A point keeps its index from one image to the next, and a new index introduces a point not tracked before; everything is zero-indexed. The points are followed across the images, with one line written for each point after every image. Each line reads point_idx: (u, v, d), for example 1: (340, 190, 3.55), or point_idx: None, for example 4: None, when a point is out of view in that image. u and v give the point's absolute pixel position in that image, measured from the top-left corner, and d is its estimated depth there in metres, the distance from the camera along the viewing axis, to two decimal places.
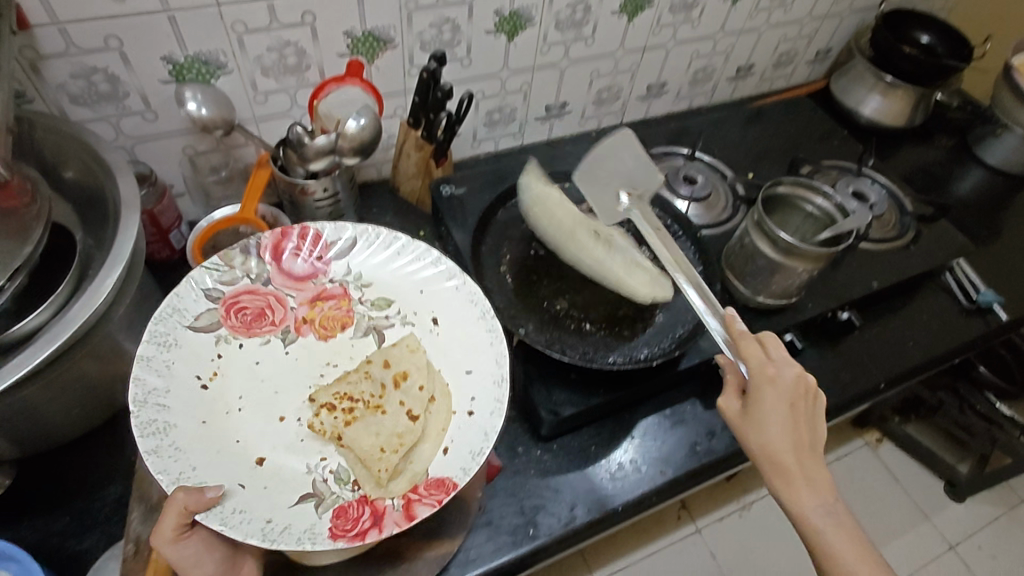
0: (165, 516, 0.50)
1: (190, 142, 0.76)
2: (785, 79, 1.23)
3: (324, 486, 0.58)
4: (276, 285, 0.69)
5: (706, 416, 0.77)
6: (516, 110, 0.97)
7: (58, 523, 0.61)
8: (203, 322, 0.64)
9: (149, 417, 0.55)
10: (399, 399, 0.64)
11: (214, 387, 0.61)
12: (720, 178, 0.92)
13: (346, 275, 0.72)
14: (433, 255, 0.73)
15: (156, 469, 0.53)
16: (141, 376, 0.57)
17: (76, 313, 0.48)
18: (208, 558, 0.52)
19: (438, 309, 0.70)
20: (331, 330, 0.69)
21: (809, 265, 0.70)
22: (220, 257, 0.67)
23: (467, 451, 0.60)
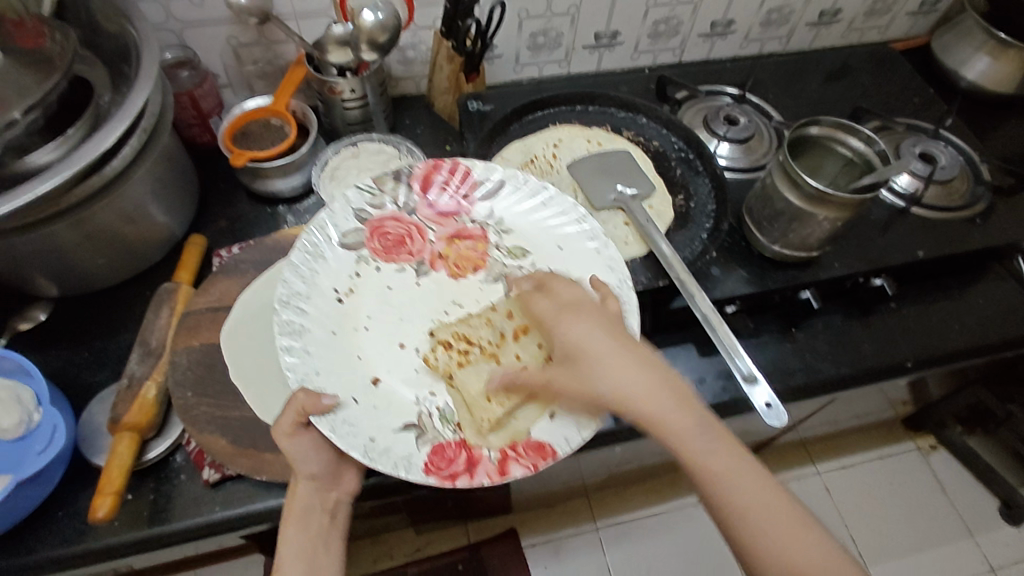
0: (285, 411, 0.54)
1: (234, 33, 0.80)
2: (879, 31, 1.10)
3: (428, 420, 0.59)
4: (420, 216, 0.70)
5: (699, 364, 0.72)
6: (563, 35, 0.94)
7: (78, 356, 0.70)
8: (350, 240, 0.66)
9: (288, 317, 0.59)
10: (516, 353, 0.62)
11: (348, 302, 0.64)
12: (765, 121, 0.86)
13: (487, 218, 0.71)
14: (579, 211, 0.69)
15: (287, 365, 0.57)
16: (288, 279, 0.61)
17: (80, 156, 0.53)
18: (317, 459, 0.56)
19: (573, 267, 0.67)
20: (463, 270, 0.68)
21: (833, 216, 0.64)
22: (373, 182, 0.69)
23: (575, 421, 0.58)
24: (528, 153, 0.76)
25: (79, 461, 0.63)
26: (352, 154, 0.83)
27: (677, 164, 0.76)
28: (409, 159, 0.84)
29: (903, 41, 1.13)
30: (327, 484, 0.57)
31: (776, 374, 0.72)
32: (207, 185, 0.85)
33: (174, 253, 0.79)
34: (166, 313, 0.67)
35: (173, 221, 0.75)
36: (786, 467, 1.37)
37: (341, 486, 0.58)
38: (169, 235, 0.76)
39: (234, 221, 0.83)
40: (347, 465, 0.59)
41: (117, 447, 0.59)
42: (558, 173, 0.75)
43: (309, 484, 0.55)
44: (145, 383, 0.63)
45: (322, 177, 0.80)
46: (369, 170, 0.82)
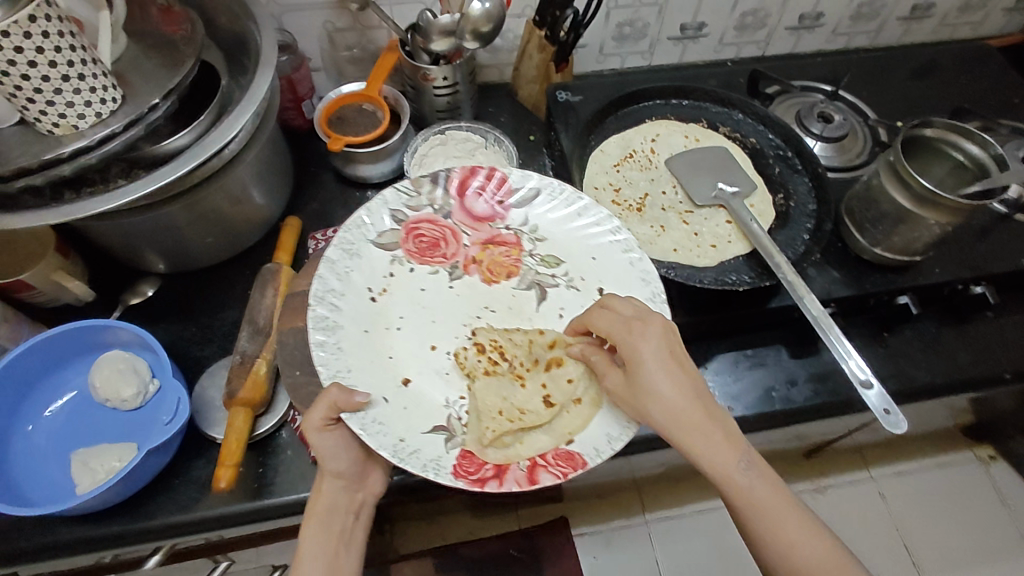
0: (316, 404, 0.55)
1: (330, 18, 0.81)
2: (972, 28, 1.06)
3: (455, 423, 0.61)
4: (455, 220, 0.71)
5: (789, 364, 0.73)
6: (649, 26, 0.93)
7: (187, 331, 0.73)
8: (385, 240, 0.68)
9: (323, 313, 0.61)
10: (544, 381, 0.63)
11: (381, 302, 0.65)
12: (861, 120, 0.84)
13: (522, 225, 0.72)
14: (613, 223, 0.70)
15: (319, 361, 0.58)
16: (324, 276, 0.62)
17: (211, 142, 0.56)
18: (344, 454, 0.57)
19: (607, 281, 0.68)
20: (496, 275, 0.70)
21: (943, 220, 0.63)
22: (411, 182, 0.70)
23: (605, 433, 0.59)
24: (626, 146, 0.78)
25: (192, 431, 0.66)
26: (440, 142, 0.84)
27: (775, 161, 0.75)
28: (496, 149, 0.85)
29: (997, 38, 1.08)
30: (353, 485, 0.59)
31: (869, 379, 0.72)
32: (299, 167, 0.87)
33: (271, 235, 0.81)
34: (271, 293, 0.70)
35: (271, 204, 0.77)
36: (838, 469, 1.35)
37: (363, 485, 0.60)
38: (267, 217, 0.78)
39: (325, 204, 0.85)
40: (373, 465, 0.62)
41: (234, 420, 0.62)
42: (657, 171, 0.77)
43: (334, 480, 0.57)
44: (257, 359, 0.65)
45: (411, 164, 0.82)
46: (455, 158, 0.83)
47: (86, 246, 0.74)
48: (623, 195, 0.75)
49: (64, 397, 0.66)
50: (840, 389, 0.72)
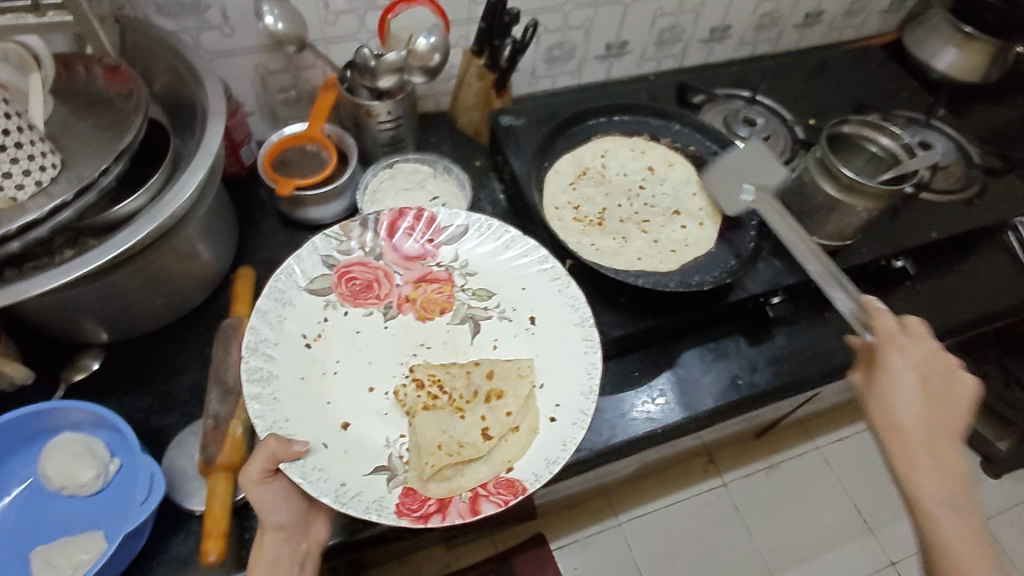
0: (255, 457, 0.54)
1: (263, 60, 0.79)
2: (855, 30, 1.18)
3: (398, 462, 0.60)
4: (387, 261, 0.71)
5: (749, 352, 0.78)
6: (576, 48, 0.97)
7: (142, 401, 0.68)
8: (316, 285, 0.68)
9: (256, 364, 0.60)
10: (483, 413, 0.65)
11: (316, 347, 0.65)
12: (781, 121, 0.91)
13: (453, 261, 0.72)
14: (539, 253, 0.72)
15: (254, 414, 0.57)
16: (255, 325, 0.62)
17: (171, 199, 0.53)
18: (283, 507, 0.57)
19: (537, 310, 0.70)
20: (430, 312, 0.70)
21: (869, 205, 0.70)
22: (341, 227, 0.70)
23: (544, 458, 0.60)
24: (579, 164, 0.81)
25: (165, 507, 0.61)
26: (389, 176, 0.84)
27: (716, 167, 0.81)
28: (446, 177, 0.86)
29: (877, 38, 1.21)
30: (294, 535, 0.58)
31: (819, 357, 0.79)
32: (241, 214, 0.84)
33: (222, 288, 0.77)
34: (236, 349, 0.66)
35: (220, 255, 0.74)
36: (787, 444, 1.45)
37: (307, 535, 0.59)
38: (216, 269, 0.75)
39: (275, 249, 0.82)
40: (315, 513, 0.61)
41: (215, 487, 0.57)
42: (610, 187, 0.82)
43: (275, 531, 0.56)
44: (231, 419, 0.61)
45: (364, 201, 0.81)
46: (406, 191, 0.83)
47: (14, 322, 0.67)
48: (583, 211, 0.79)
49: (15, 489, 0.60)
50: (796, 369, 0.77)
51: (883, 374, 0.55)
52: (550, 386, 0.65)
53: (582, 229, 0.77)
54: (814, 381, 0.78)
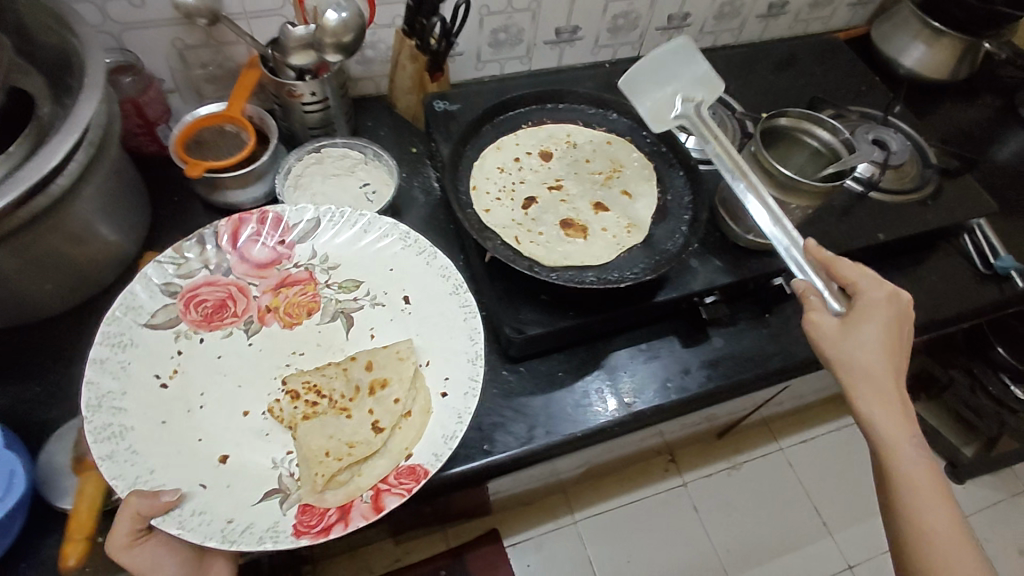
0: (118, 522, 0.49)
1: (180, 34, 0.75)
2: (822, 22, 1.14)
3: (288, 481, 0.56)
4: (238, 274, 0.67)
5: (682, 354, 0.75)
6: (524, 31, 0.93)
7: (29, 392, 0.64)
8: (159, 319, 0.62)
9: (103, 420, 0.54)
10: (370, 407, 0.62)
11: (174, 385, 0.60)
12: (729, 113, 0.89)
13: (310, 259, 0.70)
14: (400, 231, 0.71)
15: (111, 474, 0.52)
16: (93, 379, 0.56)
17: (30, 173, 0.50)
18: (168, 559, 0.52)
19: (409, 289, 0.68)
20: (296, 316, 0.67)
21: (804, 202, 0.67)
22: (174, 250, 0.66)
23: (440, 435, 0.58)
24: (503, 155, 0.80)
25: (40, 506, 0.58)
26: (315, 160, 0.80)
27: (652, 157, 0.80)
28: (376, 164, 0.81)
29: (845, 31, 1.17)
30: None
31: (756, 360, 0.75)
32: (157, 197, 0.80)
33: (128, 273, 0.73)
34: None
35: (123, 239, 0.70)
36: (750, 445, 1.39)
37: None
38: (121, 254, 0.71)
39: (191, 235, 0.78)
40: (210, 558, 0.56)
41: (84, 487, 0.54)
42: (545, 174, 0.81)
43: None
44: None
45: (286, 185, 0.77)
46: (334, 176, 0.79)
47: None
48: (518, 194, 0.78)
49: None
50: (731, 372, 0.74)
51: (835, 330, 0.56)
52: (435, 360, 0.64)
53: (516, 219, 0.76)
54: (748, 387, 0.74)
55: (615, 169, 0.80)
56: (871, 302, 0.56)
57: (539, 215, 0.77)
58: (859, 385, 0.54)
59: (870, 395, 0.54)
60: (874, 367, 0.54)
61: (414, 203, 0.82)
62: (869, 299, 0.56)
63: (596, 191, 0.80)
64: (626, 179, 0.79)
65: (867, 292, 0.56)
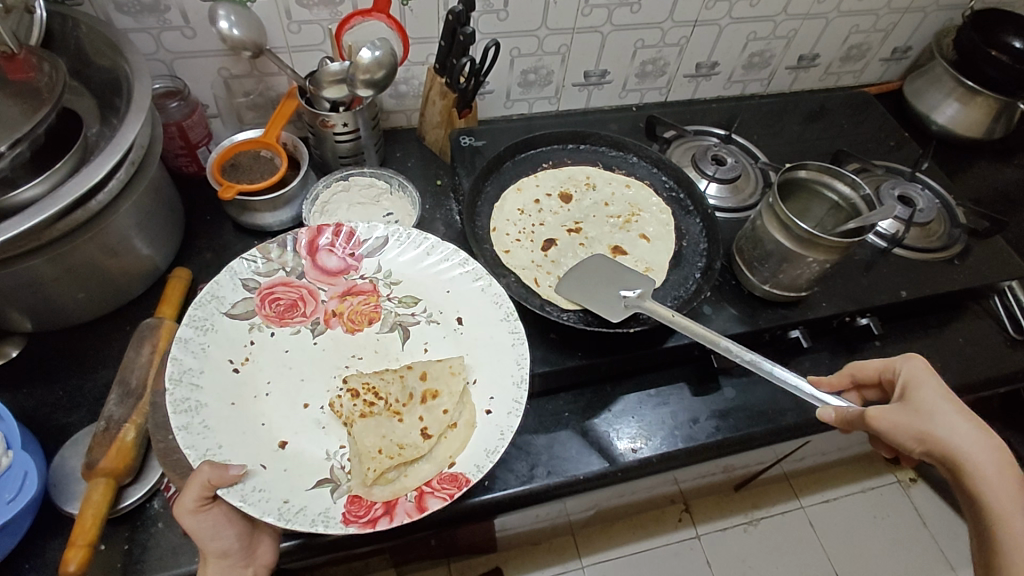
0: (188, 486, 0.51)
1: (225, 64, 0.79)
2: (854, 76, 1.14)
3: (341, 473, 0.58)
4: (309, 279, 0.68)
5: (692, 403, 0.74)
6: (553, 73, 0.96)
7: (52, 395, 0.67)
8: (238, 309, 0.64)
9: (182, 395, 0.56)
10: (421, 414, 0.62)
11: (245, 371, 0.62)
12: (752, 162, 0.91)
13: (376, 272, 0.71)
14: (461, 256, 0.71)
15: (184, 445, 0.54)
16: (177, 356, 0.58)
17: (70, 190, 0.53)
18: (226, 532, 0.53)
19: (464, 310, 0.69)
20: (358, 323, 0.68)
21: (822, 258, 0.66)
22: (259, 250, 0.67)
23: (483, 449, 0.58)
24: (525, 194, 0.81)
25: (50, 508, 0.59)
26: (342, 188, 0.82)
27: (670, 204, 0.81)
28: (401, 195, 0.84)
29: (876, 85, 1.17)
30: (240, 560, 0.53)
31: (767, 414, 0.74)
32: (191, 215, 0.83)
33: (157, 287, 0.76)
34: (148, 350, 0.65)
35: (154, 255, 0.73)
36: (768, 500, 1.34)
37: (256, 560, 0.55)
38: (151, 269, 0.74)
39: (219, 253, 0.80)
40: (259, 535, 0.56)
41: (91, 494, 0.55)
42: (563, 217, 0.82)
43: (218, 559, 0.52)
44: (124, 424, 0.60)
45: (312, 212, 0.80)
46: (359, 204, 0.81)
47: None
48: (538, 234, 0.79)
49: None
50: (741, 425, 0.73)
51: (900, 413, 0.52)
52: (483, 379, 0.64)
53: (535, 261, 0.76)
54: (759, 440, 0.73)
55: (632, 213, 0.81)
56: (921, 378, 0.55)
57: (557, 257, 0.77)
58: (983, 463, 0.48)
59: (990, 469, 0.48)
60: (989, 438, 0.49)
61: (435, 234, 0.84)
62: (915, 369, 0.56)
63: (613, 235, 0.80)
64: (644, 222, 0.79)
65: (910, 363, 0.57)
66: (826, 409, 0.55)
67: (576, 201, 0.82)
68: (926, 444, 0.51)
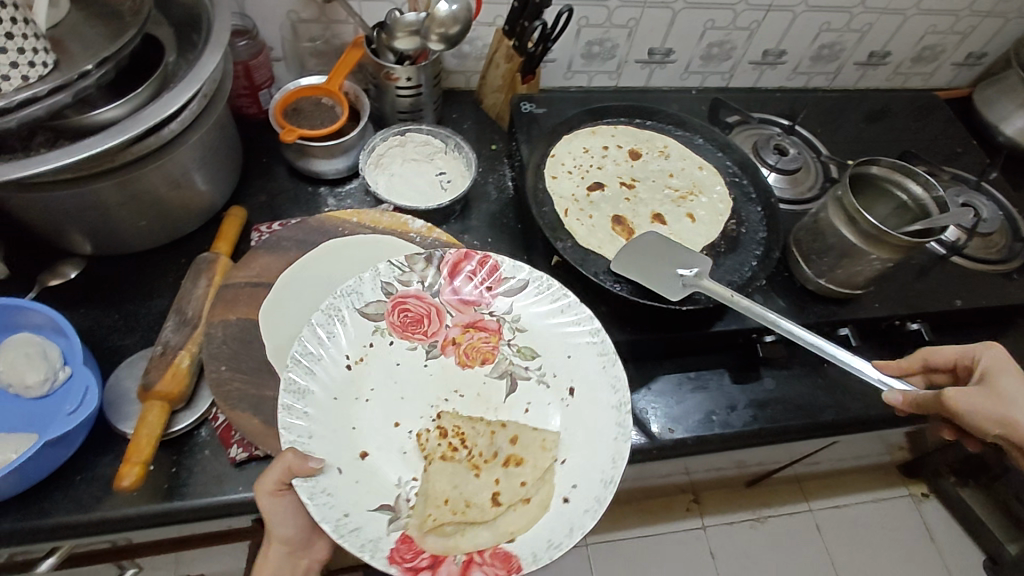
0: (272, 467, 0.51)
1: (295, 7, 0.79)
2: (923, 78, 1.11)
3: (404, 505, 0.55)
4: (442, 299, 0.67)
5: (730, 390, 0.74)
6: (618, 47, 0.94)
7: (108, 318, 0.68)
8: (371, 310, 0.64)
9: (295, 377, 0.57)
10: (498, 477, 0.59)
11: (357, 371, 0.61)
12: (814, 156, 0.89)
13: (505, 313, 0.67)
14: (593, 326, 0.66)
15: (282, 424, 0.54)
16: (303, 337, 0.60)
17: (149, 115, 0.54)
18: (292, 522, 0.55)
19: (576, 381, 0.63)
20: (471, 359, 0.65)
21: (887, 256, 0.65)
22: (405, 259, 0.67)
23: (545, 539, 0.53)
24: (592, 152, 0.83)
25: (103, 424, 0.61)
26: (399, 142, 0.82)
27: (732, 188, 0.80)
28: (457, 154, 0.83)
29: (945, 90, 1.13)
30: (297, 548, 0.57)
31: (805, 409, 0.73)
32: (248, 156, 0.84)
33: (211, 224, 0.77)
34: (204, 283, 0.66)
35: (214, 191, 0.74)
36: (780, 500, 1.34)
37: (311, 550, 0.58)
38: (208, 205, 0.74)
39: (273, 197, 0.81)
40: (319, 533, 0.59)
41: (147, 415, 0.57)
42: (625, 169, 0.83)
43: (281, 544, 0.55)
44: (179, 351, 0.61)
45: (367, 162, 0.79)
46: (414, 160, 0.81)
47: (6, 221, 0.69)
48: (591, 177, 0.81)
49: None
50: (778, 417, 0.72)
51: (982, 395, 0.54)
52: (571, 463, 0.58)
53: (575, 200, 0.78)
54: (795, 434, 0.73)
55: (691, 191, 0.80)
56: (996, 364, 0.58)
57: (599, 201, 0.79)
58: None
59: None
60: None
61: (486, 199, 0.84)
62: (999, 358, 0.59)
63: (663, 204, 0.80)
64: (698, 204, 0.79)
65: (992, 351, 0.59)
66: (894, 392, 0.57)
67: (643, 161, 0.83)
68: (1007, 426, 0.53)
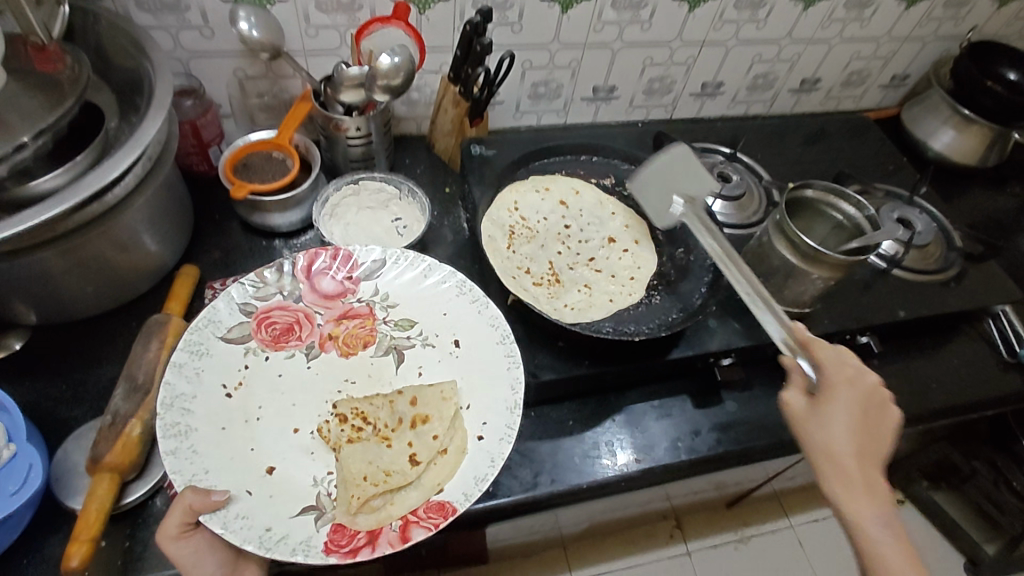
0: (171, 511, 0.51)
1: (241, 65, 0.80)
2: (854, 100, 1.17)
3: (326, 500, 0.58)
4: (306, 302, 0.70)
5: (694, 415, 0.75)
6: (563, 87, 0.97)
7: (55, 389, 0.66)
8: (235, 333, 0.65)
9: (172, 419, 0.57)
10: (409, 440, 0.64)
11: (237, 396, 0.62)
12: (756, 180, 0.94)
13: (373, 295, 0.72)
14: (457, 279, 0.72)
15: (172, 469, 0.54)
16: (170, 381, 0.59)
17: (89, 183, 0.53)
18: (209, 558, 0.53)
19: (460, 333, 0.69)
20: (353, 347, 0.69)
21: (826, 275, 0.68)
22: (257, 274, 0.69)
23: (472, 476, 0.59)
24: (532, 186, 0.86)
25: (51, 502, 0.59)
26: (353, 192, 0.83)
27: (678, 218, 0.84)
28: (410, 200, 0.84)
29: (875, 111, 1.20)
30: None
31: (767, 428, 0.75)
32: (199, 213, 0.83)
33: (163, 284, 0.76)
34: (156, 346, 0.64)
35: (163, 250, 0.73)
36: (759, 517, 1.34)
37: None
38: (158, 266, 0.73)
39: (226, 252, 0.80)
40: (245, 563, 0.55)
41: (96, 489, 0.55)
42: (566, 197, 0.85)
43: None
44: (130, 419, 0.59)
45: (322, 213, 0.79)
46: (368, 208, 0.82)
47: None
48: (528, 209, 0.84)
49: None
50: (741, 438, 0.73)
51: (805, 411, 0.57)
52: (476, 406, 0.64)
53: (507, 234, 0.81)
54: (759, 454, 0.74)
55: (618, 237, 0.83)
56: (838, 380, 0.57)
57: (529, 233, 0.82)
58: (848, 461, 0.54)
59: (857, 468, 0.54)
60: (857, 447, 0.55)
61: (442, 241, 0.85)
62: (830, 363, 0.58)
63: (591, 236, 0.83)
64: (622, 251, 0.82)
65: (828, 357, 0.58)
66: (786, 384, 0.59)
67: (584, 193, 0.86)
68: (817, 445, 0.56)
